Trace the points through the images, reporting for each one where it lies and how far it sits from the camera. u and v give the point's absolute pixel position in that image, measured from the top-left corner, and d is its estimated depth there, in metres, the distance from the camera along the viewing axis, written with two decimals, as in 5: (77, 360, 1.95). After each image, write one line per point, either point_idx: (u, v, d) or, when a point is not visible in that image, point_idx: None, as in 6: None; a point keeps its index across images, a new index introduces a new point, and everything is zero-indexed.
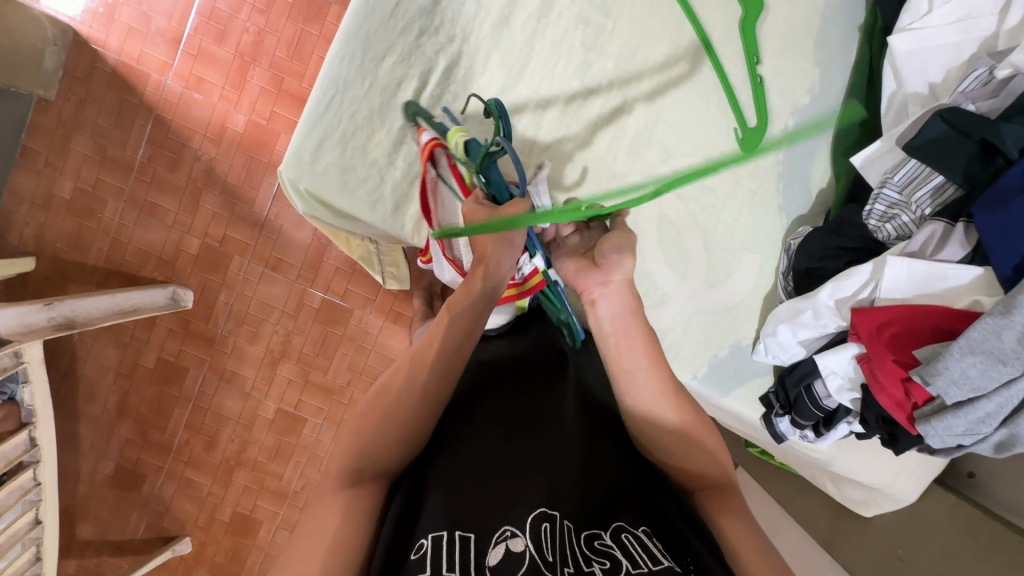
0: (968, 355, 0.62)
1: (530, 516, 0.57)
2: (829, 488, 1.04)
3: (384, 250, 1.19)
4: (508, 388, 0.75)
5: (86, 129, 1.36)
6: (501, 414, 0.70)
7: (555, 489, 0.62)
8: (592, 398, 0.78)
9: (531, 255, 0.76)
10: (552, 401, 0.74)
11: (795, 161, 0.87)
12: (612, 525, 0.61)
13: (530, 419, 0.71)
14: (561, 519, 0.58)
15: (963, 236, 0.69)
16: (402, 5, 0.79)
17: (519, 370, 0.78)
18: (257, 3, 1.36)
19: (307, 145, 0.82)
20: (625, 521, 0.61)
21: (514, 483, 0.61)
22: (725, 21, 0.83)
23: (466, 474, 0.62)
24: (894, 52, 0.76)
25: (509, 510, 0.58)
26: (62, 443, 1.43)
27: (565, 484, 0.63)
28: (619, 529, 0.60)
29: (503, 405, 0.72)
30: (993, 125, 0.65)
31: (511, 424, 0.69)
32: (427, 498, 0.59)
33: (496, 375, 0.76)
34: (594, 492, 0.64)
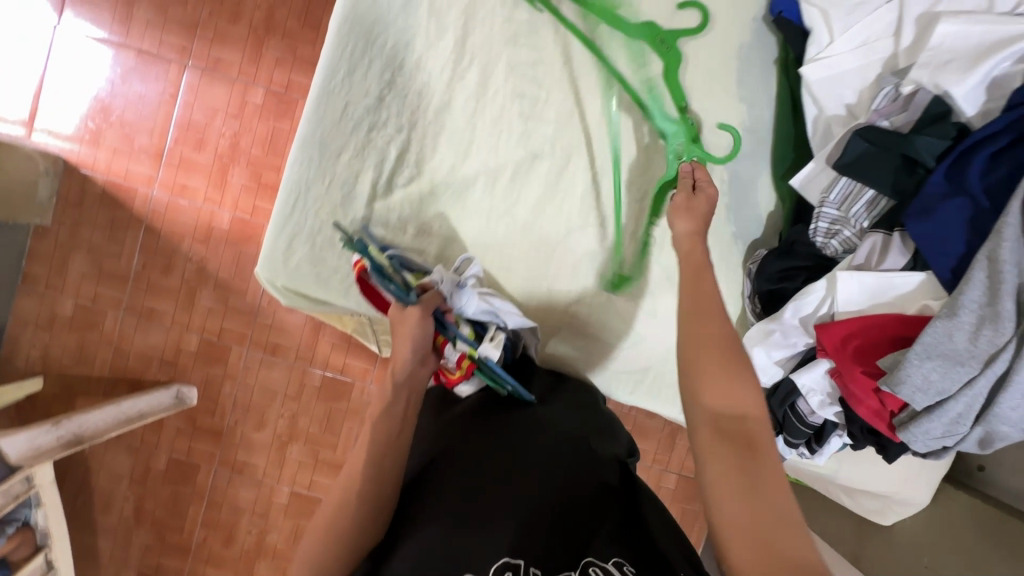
0: (925, 360, 0.63)
1: (494, 565, 0.58)
2: (843, 500, 1.03)
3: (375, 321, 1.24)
4: (490, 420, 0.76)
5: (83, 247, 1.54)
6: (469, 448, 0.71)
7: (522, 525, 0.62)
8: (578, 432, 0.76)
9: (453, 343, 0.79)
10: (530, 427, 0.75)
11: (740, 191, 0.91)
12: (581, 562, 0.60)
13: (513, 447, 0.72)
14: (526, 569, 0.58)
15: (901, 244, 0.72)
16: (349, 108, 0.87)
17: (489, 411, 0.78)
18: (229, 108, 1.53)
19: (280, 243, 0.87)
20: (595, 555, 0.60)
21: (486, 520, 0.63)
22: (649, 75, 0.89)
23: (437, 519, 0.64)
24: (807, 82, 0.82)
25: (475, 553, 0.59)
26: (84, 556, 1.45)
27: (538, 511, 0.64)
28: (588, 564, 0.59)
29: (473, 438, 0.73)
30: (907, 138, 0.70)
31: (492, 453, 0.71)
32: (400, 550, 0.62)
33: (475, 416, 0.78)
34: (568, 525, 0.64)
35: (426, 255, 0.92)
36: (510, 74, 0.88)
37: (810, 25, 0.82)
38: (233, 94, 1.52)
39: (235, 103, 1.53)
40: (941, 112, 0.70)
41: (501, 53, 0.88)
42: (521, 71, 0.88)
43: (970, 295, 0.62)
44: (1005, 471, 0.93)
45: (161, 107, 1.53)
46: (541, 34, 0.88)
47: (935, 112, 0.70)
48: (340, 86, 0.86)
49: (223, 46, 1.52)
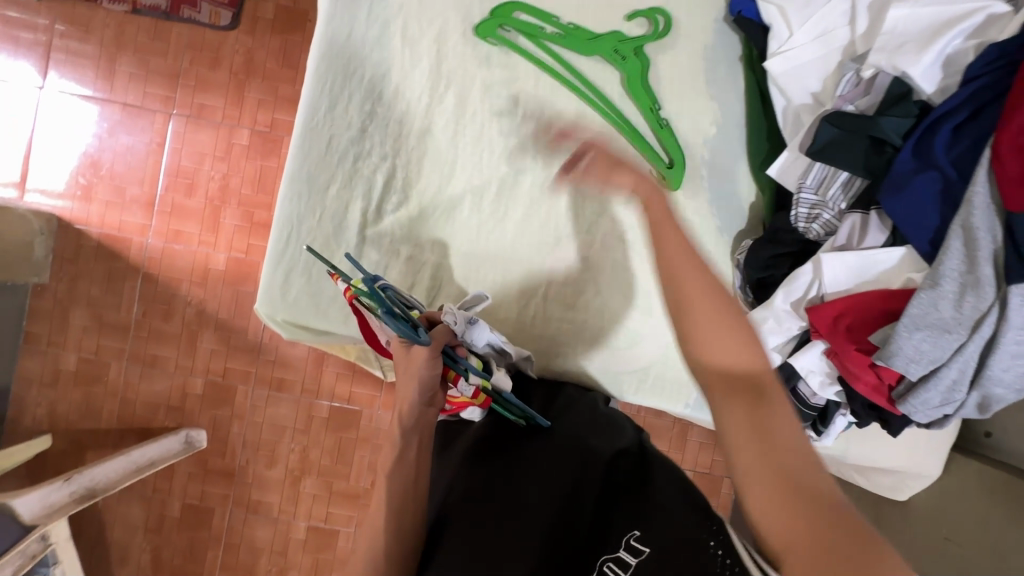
0: (915, 332, 0.65)
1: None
2: (857, 480, 1.03)
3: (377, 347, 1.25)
4: (495, 443, 0.77)
5: (82, 301, 1.55)
6: (476, 479, 0.72)
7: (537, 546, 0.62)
8: (578, 432, 0.76)
9: (465, 377, 0.74)
10: (529, 445, 0.75)
11: (721, 186, 0.94)
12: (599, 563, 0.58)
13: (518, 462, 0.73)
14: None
15: (878, 222, 0.75)
16: (333, 142, 0.89)
17: (494, 438, 0.78)
18: (216, 151, 1.56)
19: (276, 278, 0.89)
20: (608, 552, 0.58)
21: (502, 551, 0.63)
22: (619, 83, 0.93)
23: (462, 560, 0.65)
24: (772, 76, 0.85)
25: None
26: None
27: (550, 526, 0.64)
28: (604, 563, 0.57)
29: (479, 469, 0.74)
30: (872, 121, 0.73)
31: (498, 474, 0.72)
32: None
33: (483, 443, 0.78)
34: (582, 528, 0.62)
35: (418, 282, 0.92)
36: (486, 94, 0.91)
37: (769, 21, 0.85)
38: (220, 137, 1.56)
39: (222, 145, 1.56)
40: (903, 91, 0.72)
41: (476, 75, 0.91)
42: (496, 91, 0.91)
43: (949, 264, 0.64)
44: (1011, 434, 0.94)
45: (150, 157, 1.56)
46: (511, 55, 0.91)
47: (897, 93, 0.73)
48: (323, 120, 0.89)
49: (206, 92, 1.56)
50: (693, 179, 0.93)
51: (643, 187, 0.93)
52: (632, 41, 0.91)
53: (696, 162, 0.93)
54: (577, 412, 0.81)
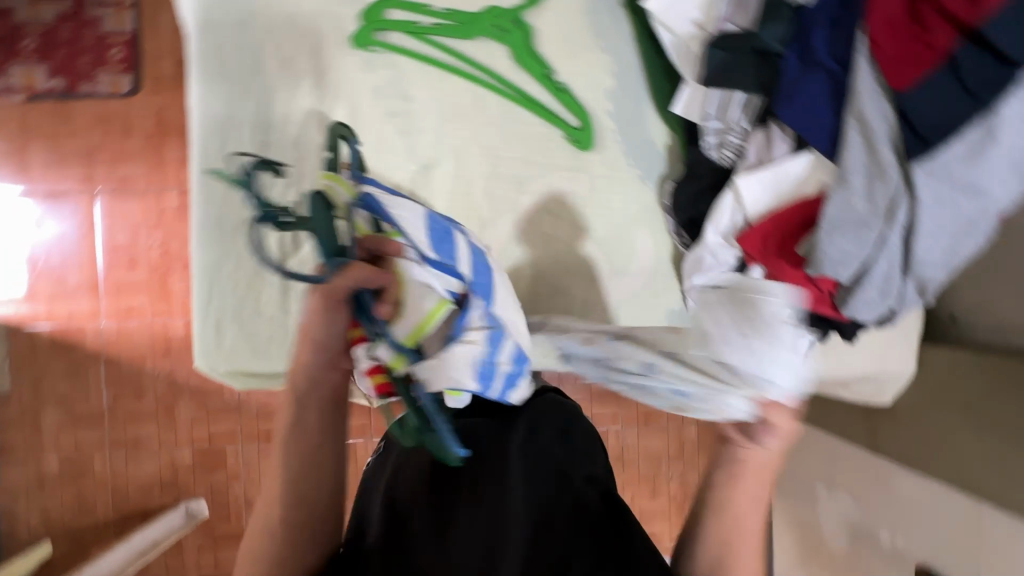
0: (834, 234, 0.64)
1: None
2: (842, 394, 1.00)
3: None
4: (450, 452, 0.67)
5: (49, 400, 1.52)
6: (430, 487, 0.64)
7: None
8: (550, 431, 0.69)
9: (373, 343, 0.50)
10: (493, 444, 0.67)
11: (632, 134, 0.92)
12: None
13: (479, 481, 0.64)
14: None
15: (780, 132, 0.74)
16: (233, 181, 0.87)
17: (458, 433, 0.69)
18: (150, 220, 1.53)
19: (209, 329, 0.87)
20: None
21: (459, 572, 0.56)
22: (506, 56, 0.90)
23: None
24: (653, 14, 0.83)
25: None
26: None
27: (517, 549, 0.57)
28: None
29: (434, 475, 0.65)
30: (753, 34, 0.71)
31: (456, 498, 0.63)
32: None
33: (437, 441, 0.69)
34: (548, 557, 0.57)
35: None
36: (376, 97, 0.89)
37: None
38: (150, 205, 1.53)
39: (155, 212, 1.53)
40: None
41: (362, 81, 0.88)
42: (385, 91, 0.89)
43: (852, 159, 0.63)
44: (971, 313, 0.94)
45: (83, 241, 1.52)
46: (392, 52, 0.88)
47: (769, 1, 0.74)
48: (218, 161, 0.86)
49: (126, 162, 1.52)
50: (603, 133, 0.92)
51: (555, 154, 0.91)
52: (509, 12, 0.89)
53: (602, 117, 0.92)
54: (551, 412, 0.71)
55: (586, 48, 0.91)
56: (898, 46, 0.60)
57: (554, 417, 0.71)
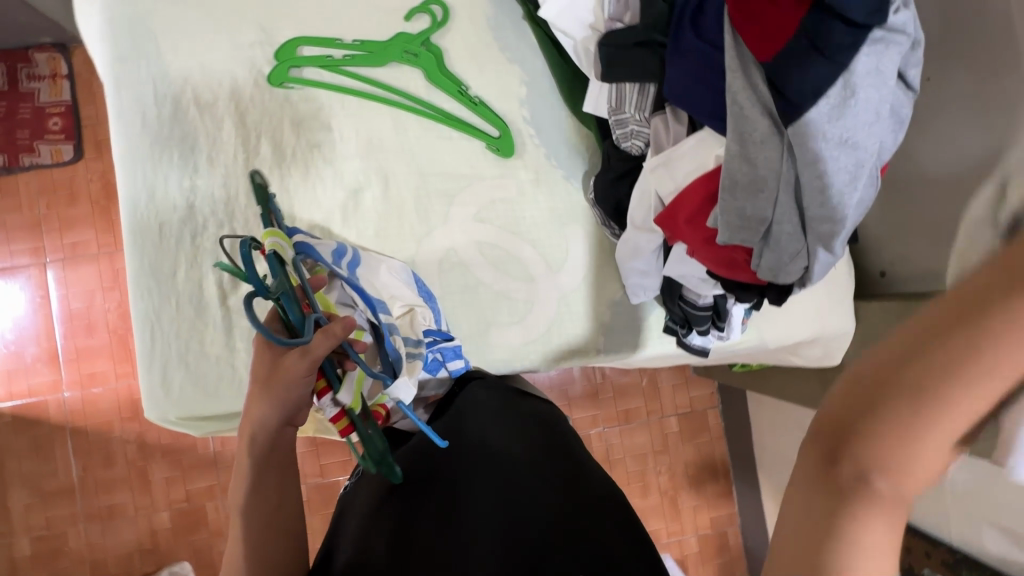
0: (733, 197, 0.69)
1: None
2: (794, 360, 1.04)
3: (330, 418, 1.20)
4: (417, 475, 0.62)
5: (16, 481, 1.47)
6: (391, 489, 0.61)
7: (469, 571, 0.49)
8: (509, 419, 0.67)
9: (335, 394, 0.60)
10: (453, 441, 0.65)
11: (550, 136, 0.96)
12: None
13: (444, 503, 0.57)
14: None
15: (674, 116, 0.78)
16: (165, 227, 0.88)
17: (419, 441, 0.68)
18: (104, 283, 1.52)
19: (156, 378, 0.87)
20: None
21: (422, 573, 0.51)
22: (420, 78, 0.94)
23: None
24: (550, 20, 0.87)
25: None
26: None
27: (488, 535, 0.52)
28: None
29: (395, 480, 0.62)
30: (636, 28, 0.77)
31: (416, 522, 0.55)
32: None
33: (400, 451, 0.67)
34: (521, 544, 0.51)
35: None
36: (299, 131, 0.92)
37: None
38: (103, 268, 1.52)
39: (108, 275, 1.52)
40: None
41: (283, 117, 0.91)
42: (306, 125, 0.92)
43: (735, 128, 0.68)
44: (896, 265, 0.98)
45: (38, 313, 1.50)
46: (309, 86, 0.92)
47: None
48: (148, 211, 0.88)
49: (75, 229, 1.52)
50: (522, 139, 0.95)
51: (479, 164, 0.94)
52: (417, 37, 0.93)
53: (519, 124, 0.95)
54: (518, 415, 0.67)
55: (495, 62, 0.95)
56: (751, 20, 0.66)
57: (527, 425, 0.65)
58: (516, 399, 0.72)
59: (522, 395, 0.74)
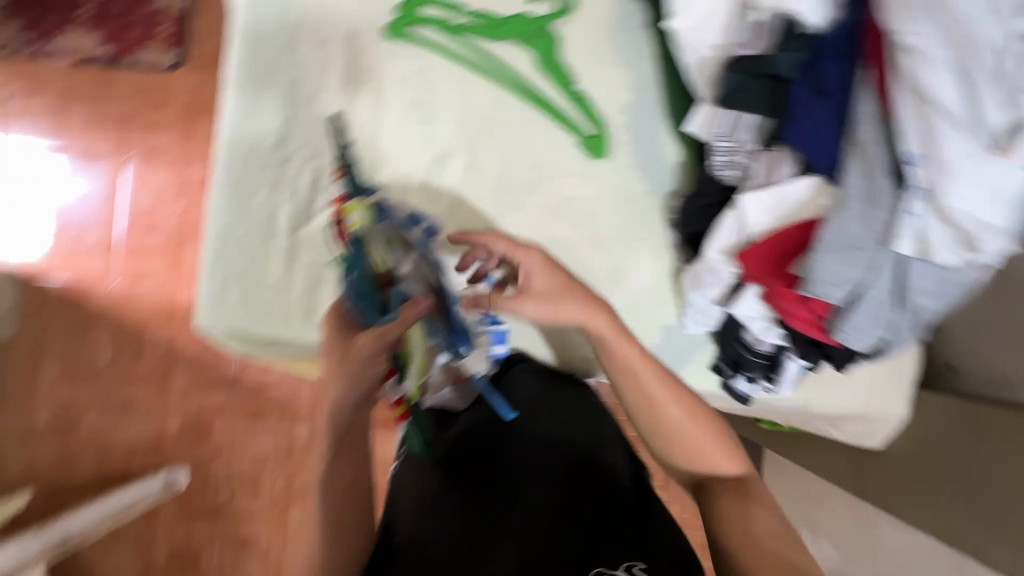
0: (829, 256, 0.65)
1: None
2: (832, 433, 1.01)
3: None
4: (468, 454, 0.73)
5: (50, 353, 1.55)
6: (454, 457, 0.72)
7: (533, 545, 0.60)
8: (557, 412, 0.76)
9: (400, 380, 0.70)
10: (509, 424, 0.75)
11: (645, 148, 0.94)
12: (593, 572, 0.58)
13: (498, 489, 0.68)
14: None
15: (788, 156, 0.75)
16: (255, 149, 0.90)
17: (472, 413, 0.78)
18: (172, 190, 1.58)
19: (214, 290, 0.89)
20: (605, 563, 0.58)
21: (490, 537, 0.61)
22: (531, 62, 0.94)
23: (438, 546, 0.61)
24: (673, 35, 0.85)
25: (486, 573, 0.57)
26: None
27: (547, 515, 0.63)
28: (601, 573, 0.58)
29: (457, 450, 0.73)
30: (770, 58, 0.74)
31: (477, 503, 0.66)
32: None
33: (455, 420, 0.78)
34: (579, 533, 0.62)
35: None
36: (403, 87, 0.92)
37: None
38: (174, 175, 1.57)
39: (178, 183, 1.58)
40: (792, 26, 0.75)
41: (389, 69, 0.92)
42: (410, 83, 0.92)
43: None
44: (967, 364, 0.93)
45: (106, 203, 1.57)
46: (422, 45, 0.92)
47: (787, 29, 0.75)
48: (243, 129, 0.90)
49: (158, 132, 1.58)
50: (616, 145, 0.94)
51: (568, 160, 0.93)
52: (538, 20, 0.93)
53: (617, 130, 0.94)
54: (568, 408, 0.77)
55: (609, 62, 0.94)
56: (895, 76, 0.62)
57: (568, 418, 0.76)
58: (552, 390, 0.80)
59: (556, 382, 0.82)
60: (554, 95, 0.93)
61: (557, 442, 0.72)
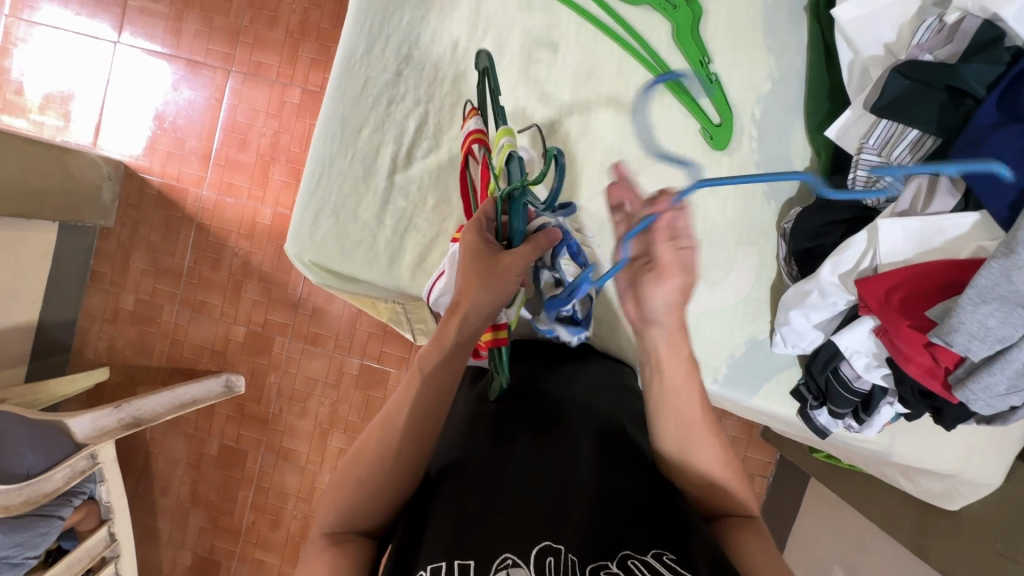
0: (982, 305, 0.58)
1: (534, 549, 0.53)
2: (903, 484, 0.94)
3: (411, 314, 1.25)
4: (510, 417, 0.69)
5: (141, 246, 1.65)
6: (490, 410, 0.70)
7: (557, 517, 0.57)
8: (594, 401, 0.73)
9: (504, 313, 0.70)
10: (551, 399, 0.72)
11: (772, 146, 0.87)
12: (617, 553, 0.55)
13: (538, 449, 0.65)
14: (568, 555, 0.54)
15: (949, 185, 0.67)
16: (368, 84, 0.89)
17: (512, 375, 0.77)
18: (269, 109, 1.61)
19: (306, 218, 0.90)
20: (632, 547, 0.55)
21: (517, 495, 0.59)
22: (665, 33, 0.87)
23: (467, 498, 0.58)
24: (840, 23, 0.76)
25: (505, 536, 0.54)
26: (145, 522, 1.67)
27: (573, 490, 0.60)
28: (627, 557, 0.54)
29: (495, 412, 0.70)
30: (952, 69, 0.64)
31: (515, 457, 0.63)
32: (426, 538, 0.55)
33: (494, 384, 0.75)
34: (607, 515, 0.59)
35: (443, 233, 0.91)
36: (525, 40, 0.88)
37: None
38: (273, 95, 1.60)
39: (275, 104, 1.61)
40: (993, 36, 0.63)
41: (516, 20, 0.88)
42: (535, 38, 0.88)
43: None
44: None
45: (207, 112, 1.62)
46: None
47: (985, 39, 0.64)
48: (359, 62, 0.89)
49: (263, 50, 1.60)
50: (741, 138, 0.87)
51: (684, 146, 0.87)
52: None
53: (745, 122, 0.87)
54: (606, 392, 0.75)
55: (752, 45, 0.86)
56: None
57: (604, 395, 0.74)
58: (588, 358, 0.80)
59: (597, 356, 0.81)
60: (684, 74, 0.87)
61: (593, 418, 0.70)
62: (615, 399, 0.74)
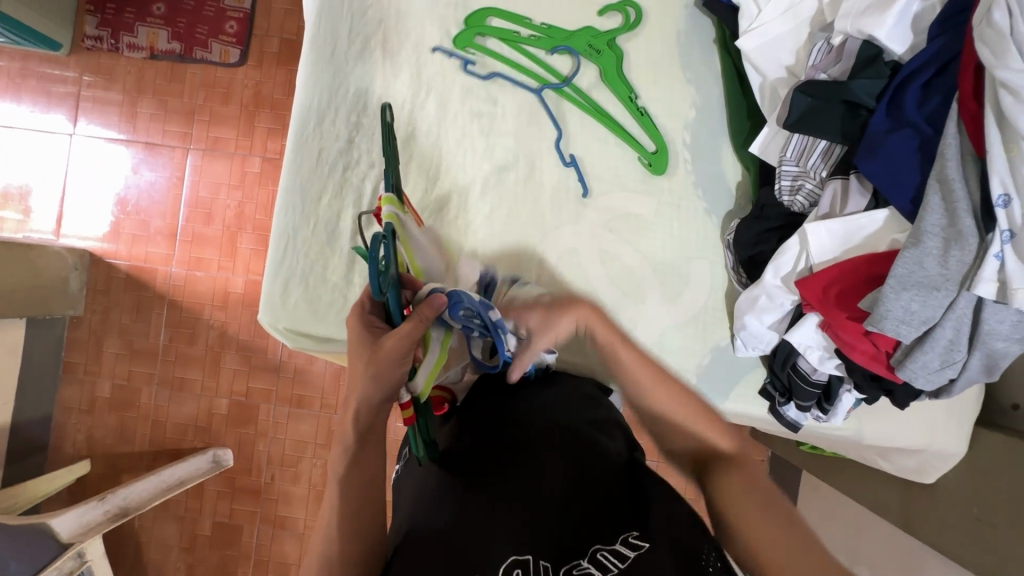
0: (903, 292, 0.63)
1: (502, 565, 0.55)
2: (881, 464, 0.98)
3: None
4: (476, 438, 0.71)
5: (114, 331, 1.64)
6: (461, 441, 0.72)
7: (528, 527, 0.59)
8: (554, 405, 0.74)
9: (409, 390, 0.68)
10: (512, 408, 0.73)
11: (705, 165, 0.94)
12: (588, 548, 0.57)
13: (505, 464, 0.66)
14: (538, 564, 0.55)
15: (859, 185, 0.74)
16: (323, 153, 0.93)
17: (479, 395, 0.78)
18: (231, 181, 1.64)
19: (276, 287, 0.93)
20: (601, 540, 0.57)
21: (489, 516, 0.60)
22: (593, 75, 0.94)
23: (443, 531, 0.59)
24: (746, 53, 0.84)
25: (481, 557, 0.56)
26: None
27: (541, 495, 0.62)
28: (596, 550, 0.56)
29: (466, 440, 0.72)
30: (844, 86, 0.72)
31: (487, 480, 0.64)
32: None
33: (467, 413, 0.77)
34: (577, 514, 0.61)
35: None
36: (466, 96, 0.94)
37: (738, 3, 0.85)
38: (234, 167, 1.64)
39: (236, 175, 1.64)
40: (872, 54, 0.72)
41: (454, 79, 0.95)
42: (474, 93, 0.94)
43: (931, 220, 0.62)
44: None
45: (170, 192, 1.65)
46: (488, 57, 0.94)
47: (867, 56, 0.73)
48: (312, 134, 0.93)
49: (220, 125, 1.65)
50: (676, 162, 0.94)
51: (625, 176, 0.93)
52: (603, 35, 0.93)
53: (678, 147, 0.94)
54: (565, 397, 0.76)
55: (673, 78, 0.94)
56: (984, 110, 0.61)
57: (566, 400, 0.76)
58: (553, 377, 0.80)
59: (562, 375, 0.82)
60: (616, 110, 0.94)
61: (555, 421, 0.71)
62: (574, 406, 0.75)
